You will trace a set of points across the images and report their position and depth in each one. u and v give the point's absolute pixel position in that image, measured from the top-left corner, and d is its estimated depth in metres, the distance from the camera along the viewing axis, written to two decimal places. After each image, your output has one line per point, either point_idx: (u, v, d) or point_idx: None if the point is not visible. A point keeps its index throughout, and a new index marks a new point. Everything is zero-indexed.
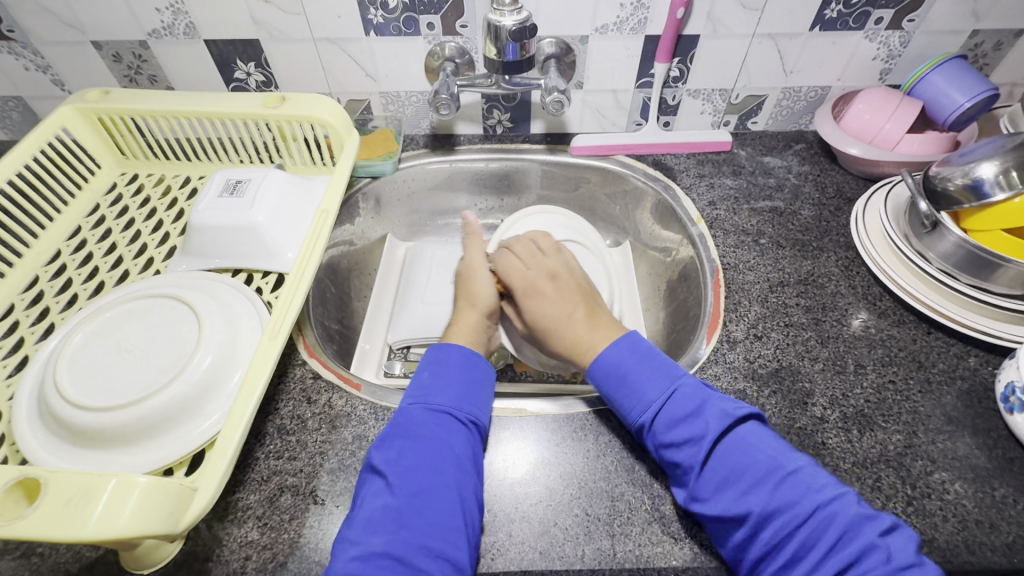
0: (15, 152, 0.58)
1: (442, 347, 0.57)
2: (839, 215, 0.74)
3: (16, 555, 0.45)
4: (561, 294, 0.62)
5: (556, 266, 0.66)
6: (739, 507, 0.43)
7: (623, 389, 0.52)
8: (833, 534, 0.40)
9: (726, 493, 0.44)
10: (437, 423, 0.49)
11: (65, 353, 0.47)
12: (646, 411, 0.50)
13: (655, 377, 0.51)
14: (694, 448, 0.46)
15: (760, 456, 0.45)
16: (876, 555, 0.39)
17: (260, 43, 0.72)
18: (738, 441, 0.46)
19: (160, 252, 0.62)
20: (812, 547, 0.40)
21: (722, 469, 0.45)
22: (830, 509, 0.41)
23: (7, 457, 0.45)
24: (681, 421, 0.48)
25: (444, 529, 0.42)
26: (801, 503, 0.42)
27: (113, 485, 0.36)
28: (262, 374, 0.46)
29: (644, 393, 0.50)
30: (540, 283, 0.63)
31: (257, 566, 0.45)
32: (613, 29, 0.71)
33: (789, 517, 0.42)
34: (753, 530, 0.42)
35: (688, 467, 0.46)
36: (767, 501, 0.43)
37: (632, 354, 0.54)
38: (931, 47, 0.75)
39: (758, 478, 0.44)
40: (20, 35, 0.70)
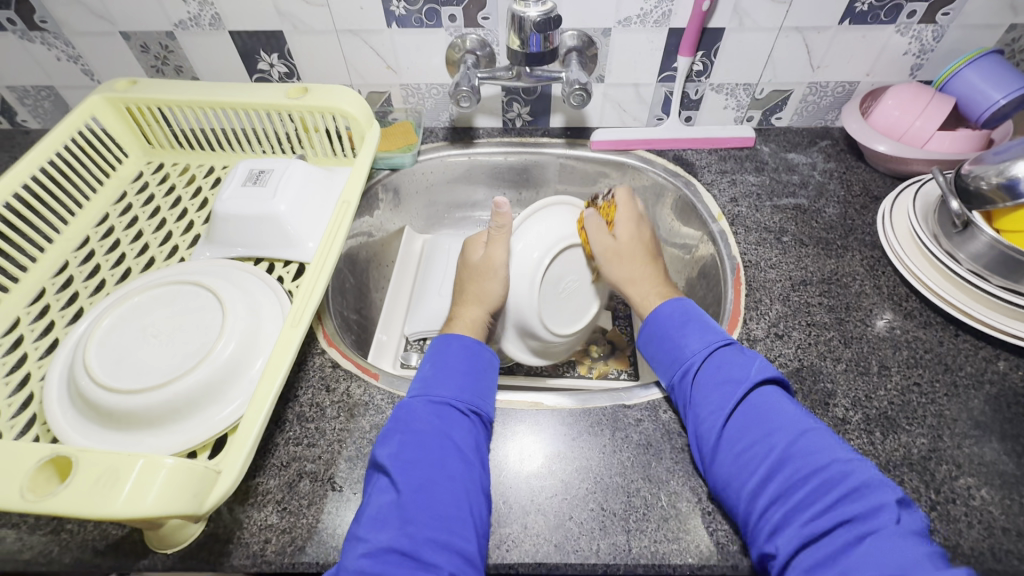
0: (47, 141, 0.59)
1: (445, 339, 0.57)
2: (865, 214, 0.73)
3: (47, 531, 0.46)
4: (645, 245, 0.65)
5: (632, 216, 0.66)
6: (760, 448, 0.45)
7: (672, 334, 0.56)
8: (847, 486, 0.41)
9: (750, 433, 0.46)
10: (438, 415, 0.49)
11: (95, 334, 0.48)
12: (693, 351, 0.53)
13: (704, 329, 0.55)
14: (731, 390, 0.49)
15: (788, 412, 0.47)
16: (887, 513, 0.39)
17: (284, 34, 0.73)
18: (767, 398, 0.48)
19: (184, 240, 0.63)
20: (824, 493, 0.41)
21: (750, 413, 0.48)
22: (845, 468, 0.42)
23: (39, 436, 0.47)
24: (726, 364, 0.51)
25: (449, 519, 0.43)
26: (819, 454, 0.43)
27: (140, 465, 0.36)
28: (284, 361, 0.47)
29: (695, 338, 0.54)
30: (632, 243, 0.65)
31: (276, 550, 0.46)
32: (637, 21, 0.71)
33: (806, 466, 0.43)
34: (767, 476, 0.44)
35: (719, 405, 0.49)
36: (787, 447, 0.44)
37: (685, 311, 0.57)
38: (966, 42, 0.72)
39: (782, 428, 0.46)
40: (52, 26, 0.72)
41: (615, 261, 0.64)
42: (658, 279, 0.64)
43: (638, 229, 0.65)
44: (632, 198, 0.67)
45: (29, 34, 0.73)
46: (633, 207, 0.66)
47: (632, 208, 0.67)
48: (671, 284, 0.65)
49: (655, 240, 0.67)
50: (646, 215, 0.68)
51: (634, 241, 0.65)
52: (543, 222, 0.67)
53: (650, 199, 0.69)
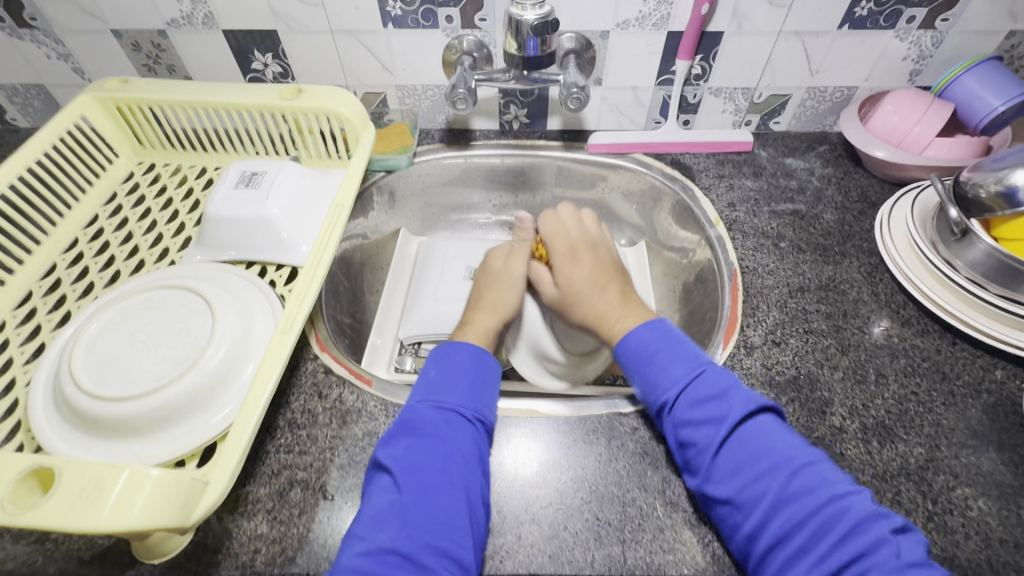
0: (34, 141, 0.58)
1: (452, 344, 0.56)
2: (862, 220, 0.73)
3: (31, 540, 0.45)
4: (597, 268, 0.63)
5: (566, 248, 0.65)
6: (754, 490, 0.43)
7: (647, 370, 0.52)
8: (847, 524, 0.40)
9: (741, 475, 0.44)
10: (444, 421, 0.48)
11: (82, 340, 0.47)
12: (668, 389, 0.50)
13: (679, 359, 0.51)
14: (713, 428, 0.46)
15: (780, 444, 0.45)
16: (886, 548, 0.38)
17: (278, 34, 0.72)
18: (758, 428, 0.46)
19: (175, 243, 0.62)
20: (825, 532, 0.40)
21: (740, 452, 0.45)
22: (842, 505, 0.41)
23: (23, 444, 0.46)
24: (705, 401, 0.48)
25: (449, 526, 0.42)
26: (817, 492, 0.42)
27: (125, 477, 0.35)
28: (274, 369, 0.46)
29: (668, 373, 0.51)
30: (575, 279, 0.63)
31: (266, 560, 0.45)
32: (635, 24, 0.70)
33: (803, 506, 0.42)
34: (762, 518, 0.42)
35: (706, 445, 0.46)
36: (783, 486, 0.43)
37: (661, 335, 0.54)
38: (965, 47, 0.72)
39: (776, 466, 0.44)
40: (41, 23, 0.71)
41: (572, 302, 0.62)
42: (621, 304, 0.59)
43: (574, 262, 0.64)
44: (557, 227, 0.68)
45: (18, 32, 0.71)
46: (563, 240, 0.66)
47: (565, 240, 0.66)
48: (642, 308, 0.59)
49: (603, 261, 0.64)
50: (590, 236, 0.67)
51: (584, 273, 0.63)
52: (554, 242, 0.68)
53: (577, 217, 0.69)
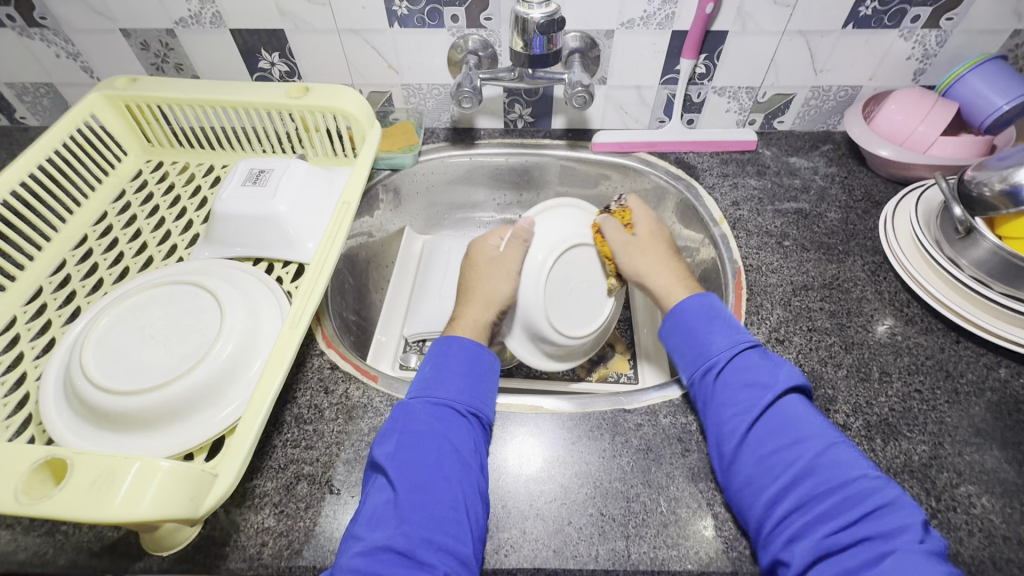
0: (45, 138, 0.59)
1: (446, 340, 0.57)
2: (866, 218, 0.73)
3: (42, 532, 0.46)
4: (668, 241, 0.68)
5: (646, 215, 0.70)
6: (786, 457, 0.46)
7: (699, 333, 0.56)
8: (872, 503, 0.42)
9: (778, 439, 0.47)
10: (436, 417, 0.49)
11: (93, 335, 0.48)
12: (720, 353, 0.53)
13: (730, 332, 0.55)
14: (758, 394, 0.50)
15: (817, 421, 0.48)
16: (910, 534, 0.40)
17: (285, 33, 0.72)
18: (797, 404, 0.49)
19: (183, 240, 0.62)
20: (849, 507, 0.42)
21: (780, 418, 0.48)
22: (871, 484, 0.43)
23: (34, 437, 0.46)
24: (753, 368, 0.51)
25: (443, 520, 0.43)
26: (847, 468, 0.44)
27: (136, 468, 0.36)
28: (282, 363, 0.46)
29: (720, 339, 0.54)
30: (653, 237, 0.67)
31: (273, 553, 0.45)
32: (640, 23, 0.70)
33: (833, 479, 0.44)
34: (789, 487, 0.45)
35: (748, 408, 0.49)
36: (815, 457, 0.45)
37: (712, 308, 0.57)
38: (969, 47, 0.72)
39: (812, 438, 0.46)
40: (51, 23, 0.71)
41: (640, 253, 0.65)
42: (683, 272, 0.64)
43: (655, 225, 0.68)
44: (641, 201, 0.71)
45: (28, 31, 0.72)
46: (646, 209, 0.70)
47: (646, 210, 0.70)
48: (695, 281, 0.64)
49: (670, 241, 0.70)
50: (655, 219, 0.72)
51: (655, 238, 0.67)
52: (548, 223, 0.68)
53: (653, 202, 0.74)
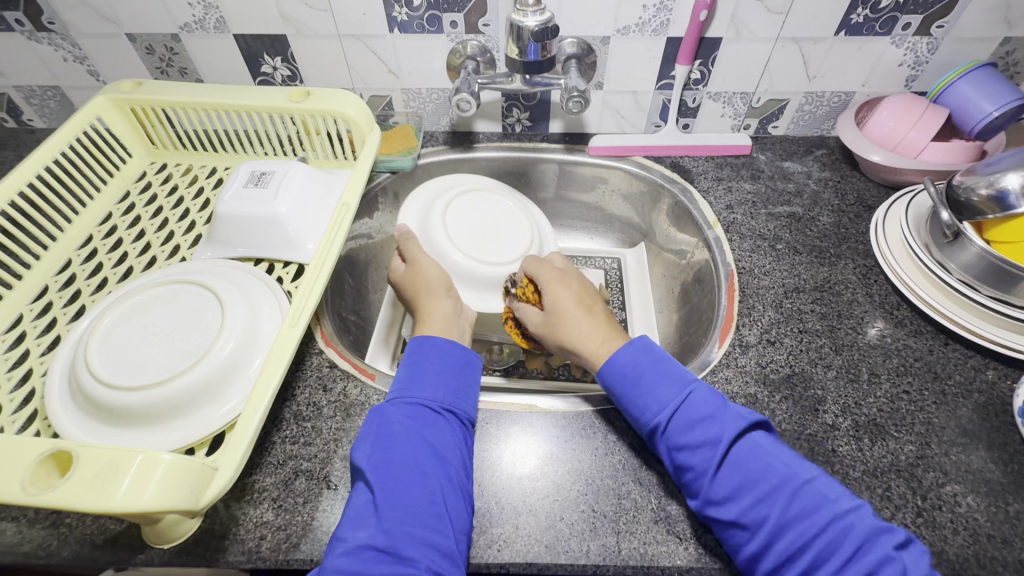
0: (52, 141, 0.60)
1: (418, 341, 0.56)
2: (858, 222, 0.74)
3: (46, 524, 0.47)
4: (579, 296, 0.61)
5: (551, 275, 0.64)
6: (756, 514, 0.43)
7: (634, 396, 0.51)
8: (850, 547, 0.40)
9: (741, 500, 0.44)
10: (410, 416, 0.49)
11: (98, 331, 0.49)
12: (660, 412, 0.49)
13: (666, 381, 0.50)
14: (709, 451, 0.46)
15: (777, 463, 0.45)
16: (893, 566, 0.38)
17: (287, 38, 0.74)
18: (753, 446, 0.46)
19: (186, 240, 0.63)
20: (829, 555, 0.40)
21: (739, 473, 0.45)
22: (845, 523, 0.41)
23: (40, 431, 0.47)
24: (697, 423, 0.47)
25: (422, 515, 0.43)
26: (818, 512, 0.42)
27: (139, 461, 0.37)
28: (281, 361, 0.48)
29: (656, 397, 0.50)
30: (558, 302, 0.61)
31: (271, 546, 0.46)
32: (635, 30, 0.71)
33: (807, 527, 0.41)
34: (766, 540, 0.42)
35: (703, 470, 0.45)
36: (783, 510, 0.42)
37: (647, 356, 0.53)
38: (960, 54, 0.73)
39: (778, 486, 0.43)
40: (59, 27, 0.73)
41: (556, 326, 0.60)
42: (605, 329, 0.58)
43: (562, 285, 0.62)
44: (538, 261, 0.66)
45: (36, 35, 0.74)
46: (547, 268, 0.65)
47: (548, 267, 0.65)
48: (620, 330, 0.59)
49: (588, 287, 0.63)
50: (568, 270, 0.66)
51: (566, 300, 0.61)
52: (412, 215, 0.74)
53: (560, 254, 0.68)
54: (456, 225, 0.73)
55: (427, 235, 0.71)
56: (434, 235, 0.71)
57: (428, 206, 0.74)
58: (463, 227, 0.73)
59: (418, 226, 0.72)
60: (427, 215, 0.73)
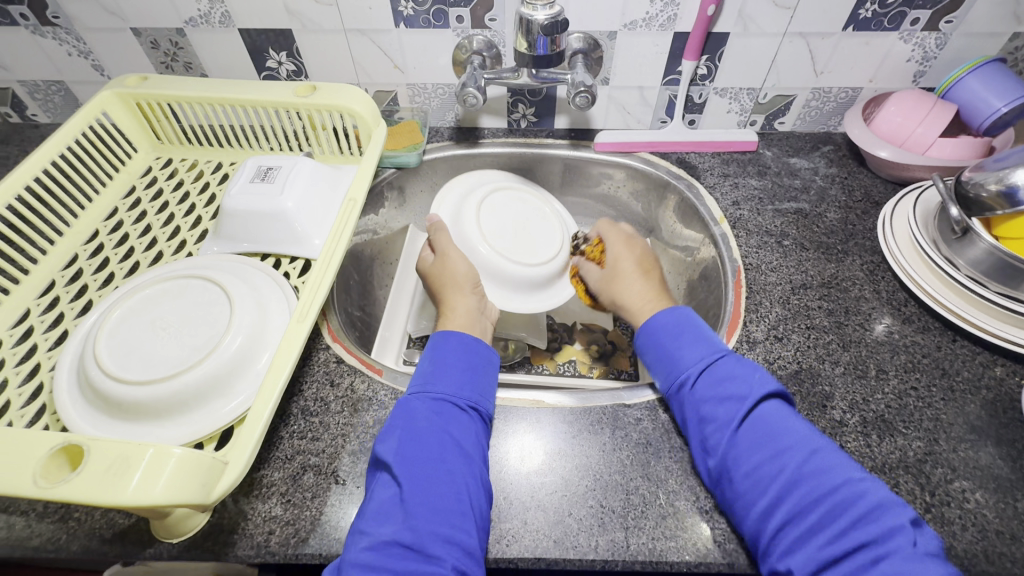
0: (58, 135, 0.60)
1: (443, 335, 0.57)
2: (865, 219, 0.74)
3: (55, 519, 0.47)
4: (639, 261, 0.67)
5: (619, 238, 0.70)
6: (771, 468, 0.45)
7: (670, 349, 0.55)
8: (862, 508, 0.41)
9: (759, 453, 0.46)
10: (436, 412, 0.49)
11: (106, 326, 0.49)
12: (690, 367, 0.52)
13: (700, 342, 0.54)
14: (734, 405, 0.48)
15: (795, 429, 0.47)
16: (903, 536, 0.38)
17: (293, 33, 0.73)
18: (774, 411, 0.48)
19: (192, 235, 0.63)
20: (839, 514, 0.41)
21: (760, 431, 0.47)
22: (858, 488, 0.42)
23: (48, 426, 0.47)
24: (726, 379, 0.50)
25: (449, 513, 0.43)
26: (832, 473, 0.43)
27: (150, 455, 0.37)
28: (290, 355, 0.48)
29: (691, 352, 0.53)
30: (619, 262, 0.68)
31: (280, 541, 0.46)
32: (642, 25, 0.71)
33: (818, 487, 0.43)
34: (776, 498, 0.43)
35: (725, 422, 0.48)
36: (798, 468, 0.44)
37: (686, 319, 0.56)
38: (968, 49, 0.73)
39: (794, 447, 0.45)
40: (64, 21, 0.73)
41: (612, 284, 0.67)
42: (656, 292, 0.63)
43: (627, 249, 0.69)
44: (610, 224, 0.72)
45: (40, 29, 0.73)
46: (617, 232, 0.71)
47: (617, 232, 0.71)
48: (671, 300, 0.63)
49: (649, 255, 0.68)
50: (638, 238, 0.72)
51: (626, 262, 0.67)
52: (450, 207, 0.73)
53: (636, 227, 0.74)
54: (489, 223, 0.73)
55: (458, 225, 0.71)
56: (467, 230, 0.71)
57: (465, 197, 0.74)
58: (495, 226, 0.73)
59: (451, 218, 0.72)
60: (462, 210, 0.73)
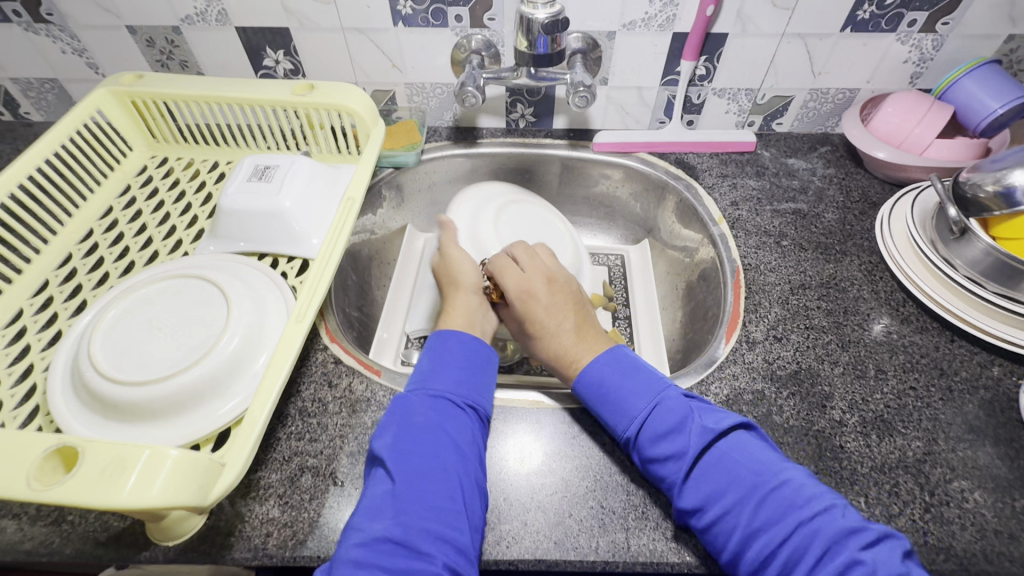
0: (51, 133, 0.59)
1: (441, 335, 0.56)
2: (863, 219, 0.74)
3: (48, 522, 0.46)
4: (552, 305, 0.60)
5: (518, 289, 0.61)
6: (725, 523, 0.43)
7: (604, 410, 0.51)
8: (820, 549, 0.39)
9: (709, 511, 0.44)
10: (433, 408, 0.49)
11: (101, 326, 0.49)
12: (627, 429, 0.49)
13: (634, 394, 0.51)
14: (675, 465, 0.46)
15: (744, 471, 0.44)
16: (859, 571, 0.37)
17: (290, 31, 0.73)
18: (722, 455, 0.45)
19: (188, 234, 0.63)
20: (799, 558, 0.40)
21: (707, 484, 0.45)
22: (811, 528, 0.40)
23: (42, 427, 0.47)
24: (663, 437, 0.47)
25: (441, 509, 0.43)
26: (786, 518, 0.41)
27: (146, 457, 0.36)
28: (288, 356, 0.47)
29: (628, 408, 0.50)
30: (529, 318, 0.60)
31: (278, 543, 0.46)
32: (641, 25, 0.71)
33: (775, 533, 0.41)
34: (740, 546, 0.42)
35: (672, 482, 0.46)
36: (750, 516, 0.42)
37: (612, 373, 0.52)
38: (965, 51, 0.73)
39: (744, 493, 0.43)
40: (58, 18, 0.72)
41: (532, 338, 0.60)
42: (579, 340, 0.58)
43: (530, 297, 0.60)
44: (504, 267, 0.63)
45: (34, 27, 0.73)
46: (512, 278, 0.62)
47: (516, 274, 0.62)
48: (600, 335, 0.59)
49: (557, 296, 0.61)
50: (535, 268, 0.63)
51: (538, 312, 0.59)
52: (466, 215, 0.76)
53: (530, 252, 0.65)
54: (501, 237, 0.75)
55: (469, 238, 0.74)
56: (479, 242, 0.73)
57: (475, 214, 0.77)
58: (511, 241, 0.76)
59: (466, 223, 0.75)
60: (479, 221, 0.76)
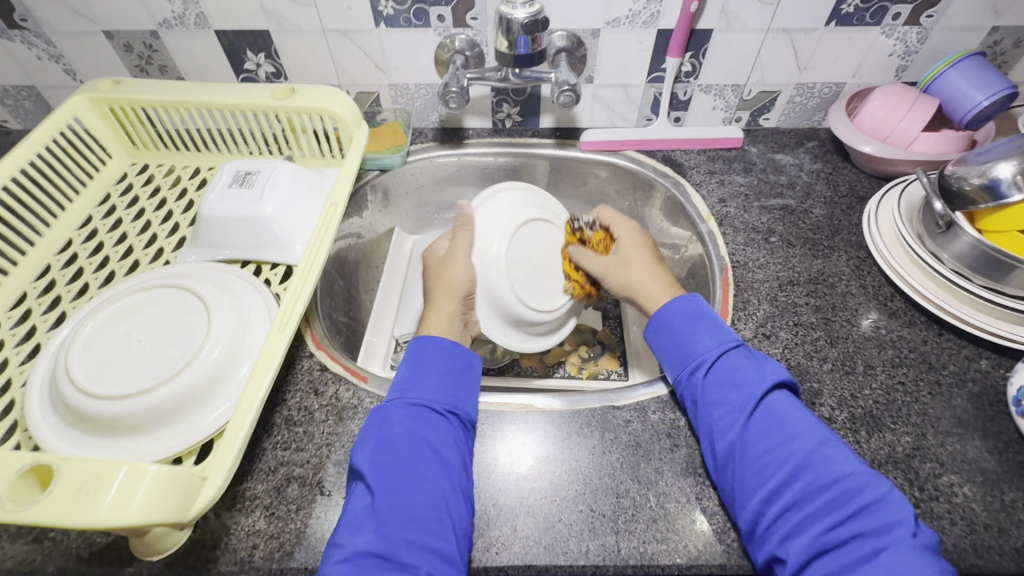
0: (27, 141, 0.58)
1: (422, 341, 0.56)
2: (851, 214, 0.74)
3: (28, 539, 0.46)
4: (647, 253, 0.67)
5: (626, 233, 0.69)
6: (778, 456, 0.46)
7: (687, 332, 0.56)
8: (863, 499, 0.42)
9: (770, 440, 0.47)
10: (413, 417, 0.49)
11: (78, 340, 0.47)
12: (706, 352, 0.54)
13: (715, 330, 0.55)
14: (746, 391, 0.50)
15: (805, 420, 0.48)
16: (903, 527, 0.40)
17: (270, 34, 0.72)
18: (785, 403, 0.50)
19: (169, 243, 0.62)
20: (840, 505, 0.43)
21: (769, 420, 0.48)
22: (862, 481, 0.44)
23: (20, 444, 0.46)
24: (742, 367, 0.52)
25: (425, 519, 0.43)
26: (838, 466, 0.45)
27: (124, 473, 0.36)
28: (271, 365, 0.46)
29: (707, 339, 0.55)
30: (628, 257, 0.67)
31: (264, 555, 0.45)
32: (626, 22, 0.71)
33: (824, 478, 0.44)
34: (783, 485, 0.45)
35: (737, 408, 0.49)
36: (806, 456, 0.46)
37: (701, 308, 0.58)
38: (949, 43, 0.73)
39: (803, 435, 0.47)
40: (33, 24, 0.70)
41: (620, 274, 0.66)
42: (665, 283, 0.64)
43: (634, 242, 0.68)
44: (615, 217, 0.71)
45: (8, 33, 0.71)
46: (623, 227, 0.69)
47: (624, 228, 0.70)
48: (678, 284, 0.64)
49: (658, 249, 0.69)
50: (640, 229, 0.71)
51: (640, 255, 0.66)
52: (492, 209, 0.69)
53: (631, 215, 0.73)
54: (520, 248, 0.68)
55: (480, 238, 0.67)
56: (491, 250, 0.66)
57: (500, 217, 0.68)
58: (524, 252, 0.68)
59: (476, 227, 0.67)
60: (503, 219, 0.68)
